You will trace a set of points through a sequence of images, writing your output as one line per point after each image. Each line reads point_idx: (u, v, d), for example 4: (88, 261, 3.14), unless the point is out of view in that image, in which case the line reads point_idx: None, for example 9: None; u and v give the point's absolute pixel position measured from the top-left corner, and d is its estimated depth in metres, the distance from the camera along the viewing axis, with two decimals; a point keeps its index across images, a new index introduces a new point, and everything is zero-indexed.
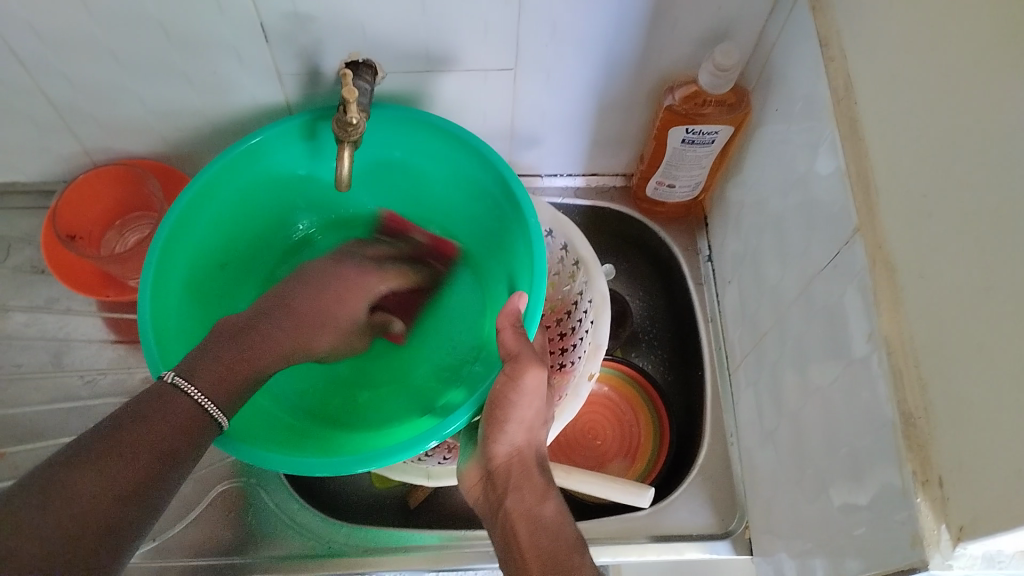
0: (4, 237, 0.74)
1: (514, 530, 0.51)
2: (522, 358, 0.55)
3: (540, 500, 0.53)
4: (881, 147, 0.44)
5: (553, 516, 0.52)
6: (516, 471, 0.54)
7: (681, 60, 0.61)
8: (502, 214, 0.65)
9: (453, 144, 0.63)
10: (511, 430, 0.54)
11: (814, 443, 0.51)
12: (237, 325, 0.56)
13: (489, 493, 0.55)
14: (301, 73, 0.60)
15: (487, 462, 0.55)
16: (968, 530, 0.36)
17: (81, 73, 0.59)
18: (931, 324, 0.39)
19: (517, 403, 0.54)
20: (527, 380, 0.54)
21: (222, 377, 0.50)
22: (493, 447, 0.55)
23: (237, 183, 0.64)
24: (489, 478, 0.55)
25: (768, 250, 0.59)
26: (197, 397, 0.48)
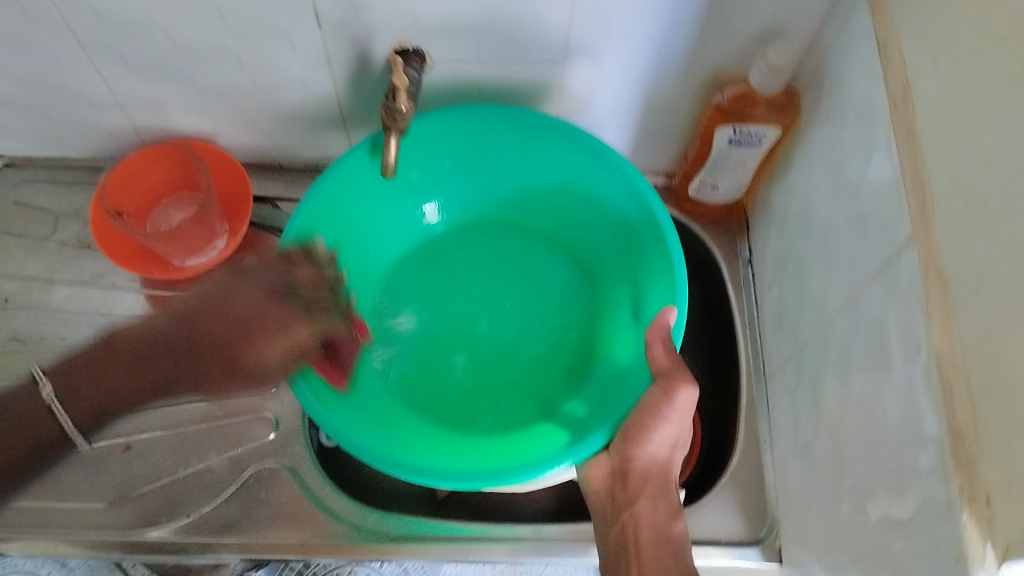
0: (52, 211, 0.75)
1: (635, 534, 0.56)
2: (675, 375, 0.55)
3: (670, 514, 0.58)
4: (939, 155, 0.43)
5: (678, 535, 0.57)
6: (651, 485, 0.58)
7: (731, 60, 0.61)
8: (626, 224, 0.67)
9: (585, 149, 0.66)
10: (653, 446, 0.58)
11: (853, 452, 0.51)
12: (127, 347, 0.61)
13: (617, 493, 0.59)
14: (352, 59, 0.60)
15: (625, 463, 0.59)
16: (1014, 550, 0.35)
17: (135, 53, 0.60)
18: (983, 337, 0.38)
19: (666, 415, 0.56)
20: (680, 397, 0.55)
21: (96, 405, 0.60)
22: (635, 450, 0.58)
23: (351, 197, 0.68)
24: (623, 478, 0.59)
25: (812, 256, 0.59)
26: (63, 421, 0.60)
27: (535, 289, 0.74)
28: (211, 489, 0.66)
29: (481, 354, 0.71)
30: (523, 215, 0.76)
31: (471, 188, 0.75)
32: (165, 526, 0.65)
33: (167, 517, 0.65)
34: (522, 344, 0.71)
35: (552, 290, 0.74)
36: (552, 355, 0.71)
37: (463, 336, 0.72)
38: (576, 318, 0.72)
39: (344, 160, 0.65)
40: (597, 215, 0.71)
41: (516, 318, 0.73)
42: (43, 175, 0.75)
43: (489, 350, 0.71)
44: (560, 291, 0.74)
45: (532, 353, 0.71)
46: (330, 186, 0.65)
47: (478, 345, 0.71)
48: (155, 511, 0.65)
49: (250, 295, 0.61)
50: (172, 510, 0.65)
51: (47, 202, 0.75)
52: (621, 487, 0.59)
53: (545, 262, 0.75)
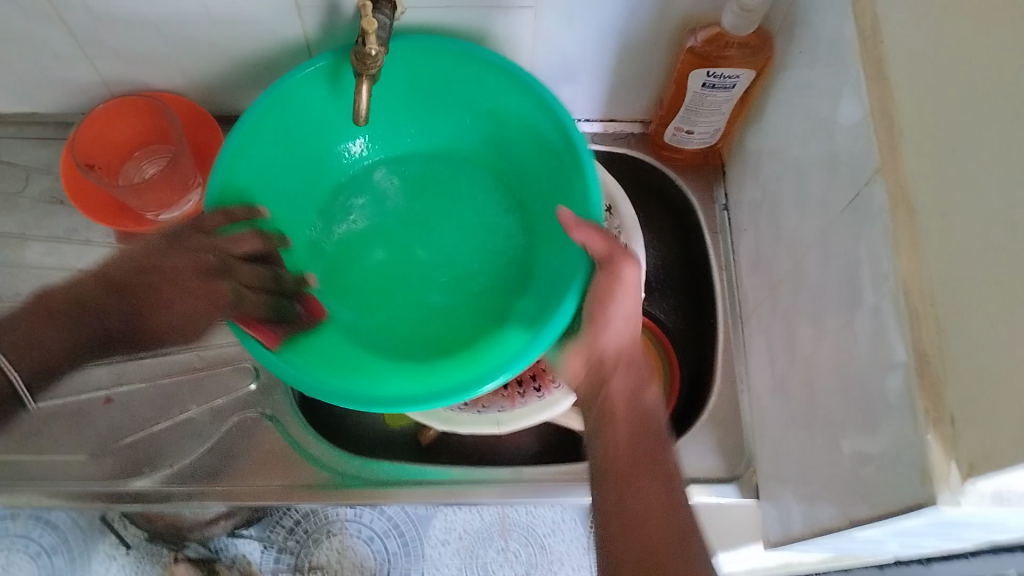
0: (22, 167, 0.74)
1: (614, 413, 0.55)
2: (617, 256, 0.53)
3: (643, 382, 0.56)
4: (907, 86, 0.43)
5: (651, 402, 0.56)
6: (621, 362, 0.55)
7: (705, 1, 0.60)
8: (558, 160, 0.64)
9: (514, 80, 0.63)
10: (615, 326, 0.54)
11: (825, 386, 0.52)
12: (64, 295, 0.54)
13: (596, 374, 0.56)
14: (321, 5, 0.59)
15: (597, 348, 0.55)
16: (978, 467, 0.36)
17: (100, 2, 0.58)
18: (950, 263, 0.39)
19: (615, 297, 0.54)
20: (627, 278, 0.53)
21: (41, 361, 0.51)
22: (603, 330, 0.54)
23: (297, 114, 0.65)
24: (596, 360, 0.56)
25: (786, 197, 0.59)
26: (15, 379, 0.50)
27: (463, 212, 0.72)
28: (193, 438, 0.67)
29: (404, 278, 0.69)
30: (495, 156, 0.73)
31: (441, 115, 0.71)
32: (149, 475, 0.65)
33: (151, 467, 0.65)
34: (443, 279, 0.69)
35: (483, 223, 0.72)
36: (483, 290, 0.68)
37: (394, 266, 0.70)
38: (508, 250, 0.70)
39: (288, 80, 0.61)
40: (535, 154, 0.68)
41: (447, 250, 0.70)
42: (10, 129, 0.74)
43: (411, 277, 0.69)
44: (501, 234, 0.71)
45: (457, 292, 0.68)
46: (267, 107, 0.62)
47: (407, 274, 0.69)
48: (138, 461, 0.65)
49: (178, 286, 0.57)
50: (156, 460, 0.65)
51: (17, 158, 0.74)
52: (595, 366, 0.56)
53: (476, 193, 0.73)
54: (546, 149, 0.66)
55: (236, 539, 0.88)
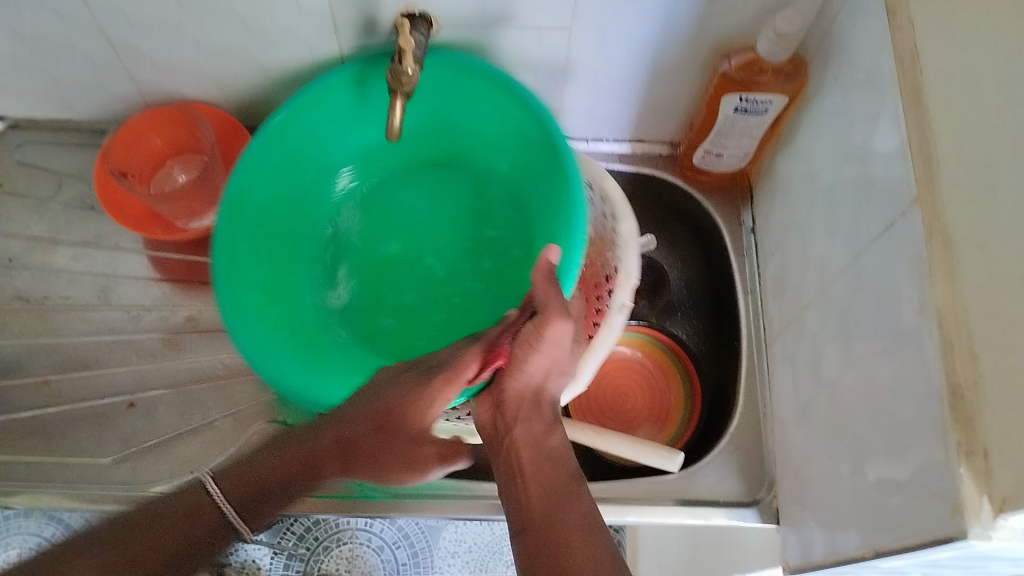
0: (55, 172, 0.75)
1: (517, 457, 0.53)
2: (549, 311, 0.53)
3: (548, 429, 0.54)
4: (947, 118, 0.43)
5: (558, 448, 0.53)
6: (525, 406, 0.54)
7: (740, 27, 0.61)
8: (539, 153, 0.66)
9: (491, 87, 0.64)
10: (528, 372, 0.54)
11: (852, 414, 0.52)
12: (256, 481, 0.59)
13: (499, 422, 0.55)
14: (358, 22, 0.60)
15: (501, 393, 0.55)
16: (1011, 502, 0.36)
17: (140, 14, 0.59)
18: (987, 296, 0.39)
19: (537, 350, 0.53)
20: (552, 334, 0.53)
21: (246, 490, 0.58)
22: (507, 378, 0.54)
23: (284, 149, 0.66)
24: (500, 408, 0.55)
25: (816, 224, 0.59)
26: (220, 505, 0.57)
27: (452, 206, 0.73)
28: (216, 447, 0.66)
29: (408, 282, 0.71)
30: (458, 150, 0.74)
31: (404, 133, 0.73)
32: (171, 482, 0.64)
33: (174, 473, 0.65)
34: (447, 277, 0.71)
35: (483, 216, 0.73)
36: (484, 288, 0.70)
37: (400, 275, 0.71)
38: (509, 246, 0.71)
39: (265, 128, 0.63)
40: (516, 149, 0.69)
41: (442, 248, 0.72)
42: (44, 134, 0.75)
43: (415, 279, 0.71)
44: (495, 222, 0.72)
45: (458, 284, 0.70)
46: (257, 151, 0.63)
47: (412, 283, 0.71)
48: (161, 468, 0.65)
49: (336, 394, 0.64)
50: (178, 467, 0.65)
51: (50, 163, 0.75)
52: (500, 415, 0.55)
53: (463, 191, 0.74)
54: (525, 142, 0.67)
55: (249, 544, 0.88)
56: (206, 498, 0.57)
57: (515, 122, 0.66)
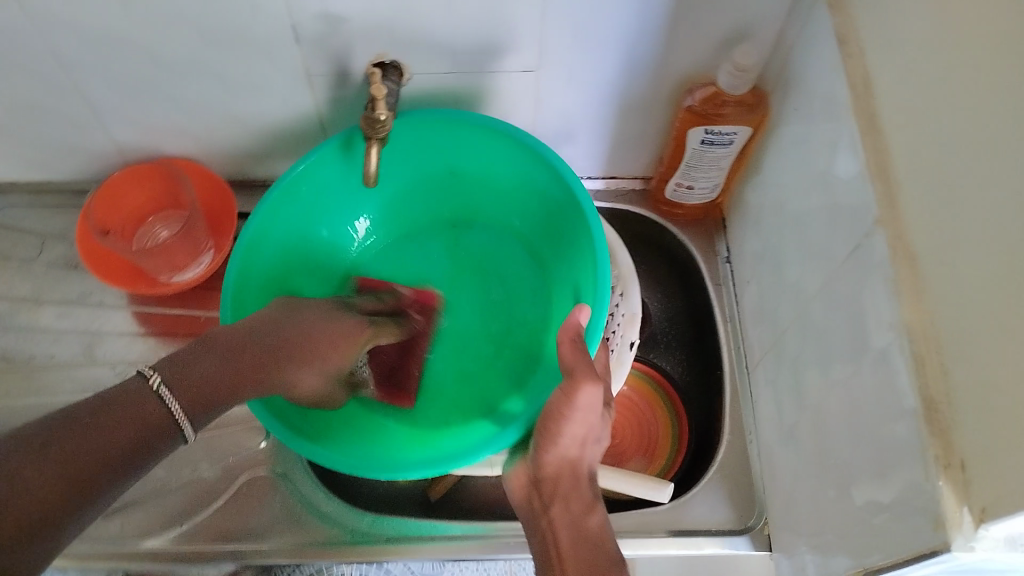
0: (38, 233, 0.76)
1: (555, 539, 0.53)
2: (577, 373, 0.53)
3: (585, 511, 0.54)
4: (901, 140, 0.45)
5: (596, 529, 0.53)
6: (565, 482, 0.55)
7: (702, 63, 0.63)
8: (559, 210, 0.68)
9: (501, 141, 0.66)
10: (563, 444, 0.54)
11: (834, 434, 0.52)
12: (230, 339, 0.52)
13: (534, 499, 0.56)
14: (332, 74, 0.62)
15: (537, 469, 0.55)
16: (990, 511, 0.36)
17: (118, 74, 0.61)
18: (952, 309, 0.40)
19: (568, 420, 0.53)
20: (581, 399, 0.52)
21: (224, 380, 0.50)
22: (546, 455, 0.54)
23: (301, 202, 0.67)
24: (536, 484, 0.56)
25: (787, 249, 0.60)
26: (176, 410, 0.46)
27: (486, 264, 0.76)
28: (205, 497, 0.67)
29: (437, 343, 0.73)
30: (468, 207, 0.76)
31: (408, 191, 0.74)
32: (160, 535, 0.65)
33: (163, 526, 0.66)
34: (467, 336, 0.73)
35: (488, 276, 0.75)
36: (490, 352, 0.71)
37: None
38: (525, 304, 0.73)
39: (279, 180, 0.64)
40: (529, 203, 0.72)
41: (458, 304, 0.74)
42: (26, 197, 0.76)
43: (445, 340, 0.73)
44: (512, 278, 0.75)
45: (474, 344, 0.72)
46: (261, 224, 0.64)
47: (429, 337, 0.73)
48: (150, 521, 0.66)
49: (330, 327, 0.59)
50: (167, 520, 0.66)
51: (32, 224, 0.76)
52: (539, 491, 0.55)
53: (470, 247, 0.77)
54: (542, 199, 0.69)
55: None
56: (150, 389, 0.46)
57: (532, 182, 0.69)
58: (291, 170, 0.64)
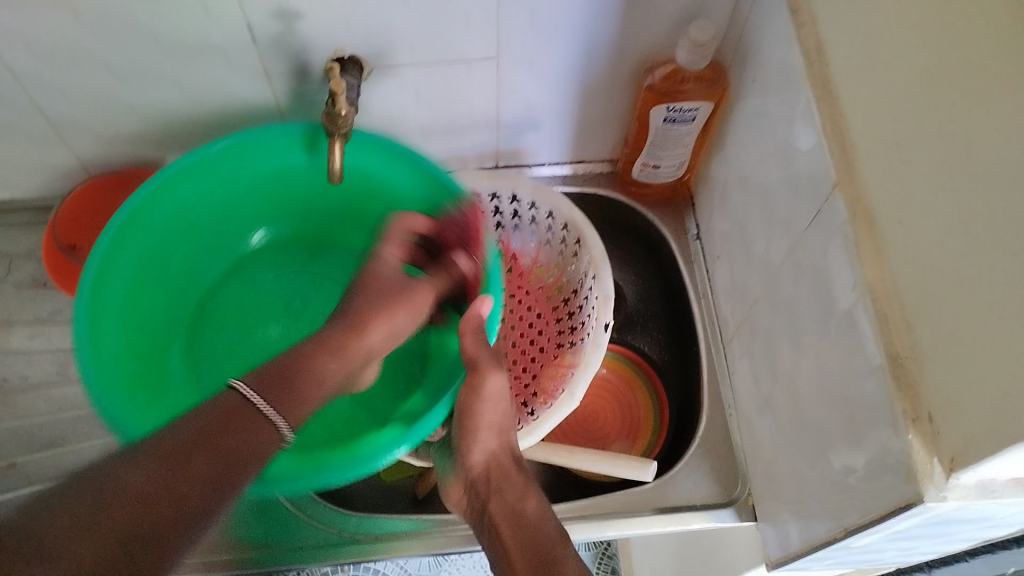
0: (5, 254, 0.75)
1: (496, 529, 0.56)
2: (482, 366, 0.59)
3: (520, 498, 0.57)
4: (856, 100, 0.46)
5: (534, 512, 0.56)
6: (495, 478, 0.59)
7: (660, 41, 0.63)
8: (447, 234, 0.69)
9: (398, 164, 0.66)
10: (482, 439, 0.60)
11: (808, 400, 0.53)
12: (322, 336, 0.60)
13: (474, 499, 0.60)
14: (290, 73, 0.62)
15: (468, 472, 0.60)
16: (959, 461, 0.37)
17: (74, 86, 0.60)
18: (913, 264, 0.40)
19: (479, 409, 0.59)
20: (488, 387, 0.59)
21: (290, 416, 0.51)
22: (469, 455, 0.60)
23: (205, 187, 0.65)
24: (472, 486, 0.60)
25: (754, 221, 0.61)
26: (273, 417, 0.49)
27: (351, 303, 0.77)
28: None
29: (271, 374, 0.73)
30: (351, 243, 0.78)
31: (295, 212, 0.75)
32: None
33: None
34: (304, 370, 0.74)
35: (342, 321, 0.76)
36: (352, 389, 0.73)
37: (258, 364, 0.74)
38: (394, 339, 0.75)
39: (195, 151, 0.62)
40: (409, 230, 0.73)
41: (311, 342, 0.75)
42: None
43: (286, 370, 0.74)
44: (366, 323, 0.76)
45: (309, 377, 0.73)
46: (165, 181, 0.62)
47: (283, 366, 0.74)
48: None
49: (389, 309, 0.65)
50: None
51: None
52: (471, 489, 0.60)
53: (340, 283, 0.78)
54: (431, 222, 0.69)
55: None
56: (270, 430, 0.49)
57: (419, 202, 0.69)
58: (211, 145, 0.62)
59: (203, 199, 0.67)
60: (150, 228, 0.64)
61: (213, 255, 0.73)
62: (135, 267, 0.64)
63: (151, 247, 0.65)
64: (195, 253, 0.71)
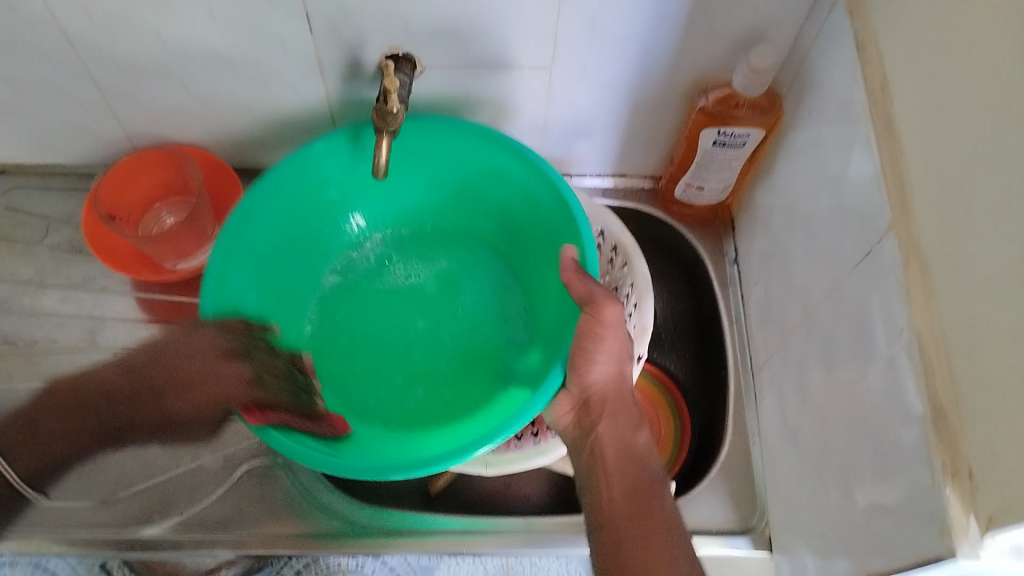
0: (43, 216, 0.76)
1: (603, 453, 0.55)
2: (598, 298, 0.55)
3: (632, 428, 0.56)
4: (918, 144, 0.45)
5: (645, 447, 0.56)
6: (611, 405, 0.56)
7: (717, 61, 0.62)
8: (552, 231, 0.66)
9: (500, 154, 0.66)
10: (600, 364, 0.55)
11: (837, 437, 0.52)
12: (146, 371, 0.59)
13: (583, 420, 0.57)
14: (344, 64, 0.62)
15: (584, 391, 0.57)
16: (996, 520, 0.36)
17: (129, 58, 0.60)
18: (963, 318, 0.40)
19: (601, 338, 0.55)
20: (608, 316, 0.54)
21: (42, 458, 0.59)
22: (586, 373, 0.56)
23: (300, 195, 0.68)
24: (585, 405, 0.57)
25: (796, 251, 0.60)
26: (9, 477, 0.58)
27: (502, 294, 0.72)
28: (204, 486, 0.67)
29: (394, 347, 0.70)
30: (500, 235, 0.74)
31: (466, 203, 0.73)
32: (160, 524, 0.65)
33: (164, 515, 0.65)
34: (444, 350, 0.70)
35: (499, 313, 0.71)
36: (463, 369, 0.68)
37: (387, 341, 0.71)
38: (514, 329, 0.70)
39: (298, 153, 0.65)
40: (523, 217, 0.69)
41: (452, 330, 0.71)
42: (32, 179, 0.76)
43: (416, 349, 0.70)
44: (505, 313, 0.71)
45: (449, 357, 0.69)
46: (258, 198, 0.64)
47: (404, 344, 0.70)
48: (151, 511, 0.66)
49: (194, 362, 0.59)
50: (167, 508, 0.66)
51: (38, 207, 0.76)
52: (585, 410, 0.57)
53: (496, 276, 0.74)
54: (535, 214, 0.68)
55: None
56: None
57: (527, 197, 0.67)
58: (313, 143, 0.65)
59: (306, 203, 0.69)
60: (263, 227, 0.66)
61: (328, 253, 0.74)
62: (251, 268, 0.66)
63: (261, 252, 0.67)
64: (319, 253, 0.73)
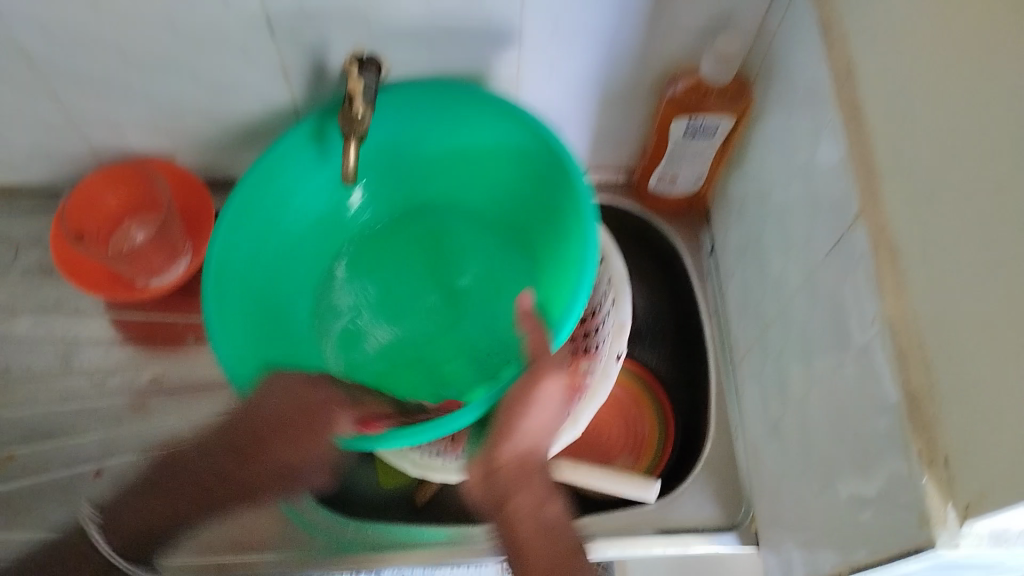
0: (12, 239, 0.75)
1: (516, 529, 0.55)
2: (541, 361, 0.54)
3: (542, 501, 0.56)
4: (884, 126, 0.44)
5: (555, 520, 0.56)
6: (518, 471, 0.55)
7: (684, 51, 0.62)
8: (556, 205, 0.65)
9: (507, 126, 0.63)
10: (518, 436, 0.54)
11: (817, 428, 0.52)
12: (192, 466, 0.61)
13: (490, 490, 0.55)
14: (308, 69, 0.61)
15: (491, 459, 0.54)
16: (975, 507, 0.36)
17: (91, 73, 0.60)
18: (935, 299, 0.39)
19: (530, 411, 0.53)
20: (545, 385, 0.53)
21: (134, 537, 0.60)
22: (502, 444, 0.54)
23: (284, 182, 0.65)
24: (491, 475, 0.55)
25: (772, 241, 0.60)
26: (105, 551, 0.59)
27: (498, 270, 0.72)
28: None
29: (394, 325, 0.70)
30: (499, 205, 0.72)
31: (467, 173, 0.70)
32: None
33: None
34: (441, 329, 0.70)
35: (492, 287, 0.71)
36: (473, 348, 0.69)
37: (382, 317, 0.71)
38: (509, 303, 0.70)
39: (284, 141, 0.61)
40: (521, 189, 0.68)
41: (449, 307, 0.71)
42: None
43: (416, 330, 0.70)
44: (504, 282, 0.71)
45: (449, 337, 0.70)
46: (245, 192, 0.62)
47: (402, 323, 0.70)
48: None
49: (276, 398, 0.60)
50: None
51: (7, 230, 0.75)
52: (494, 481, 0.54)
53: (495, 246, 0.72)
54: (541, 188, 0.66)
55: None
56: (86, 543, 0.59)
57: (532, 170, 0.65)
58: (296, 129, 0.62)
59: (298, 184, 0.66)
60: (252, 217, 0.64)
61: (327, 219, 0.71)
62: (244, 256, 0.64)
63: (255, 236, 0.65)
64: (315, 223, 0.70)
